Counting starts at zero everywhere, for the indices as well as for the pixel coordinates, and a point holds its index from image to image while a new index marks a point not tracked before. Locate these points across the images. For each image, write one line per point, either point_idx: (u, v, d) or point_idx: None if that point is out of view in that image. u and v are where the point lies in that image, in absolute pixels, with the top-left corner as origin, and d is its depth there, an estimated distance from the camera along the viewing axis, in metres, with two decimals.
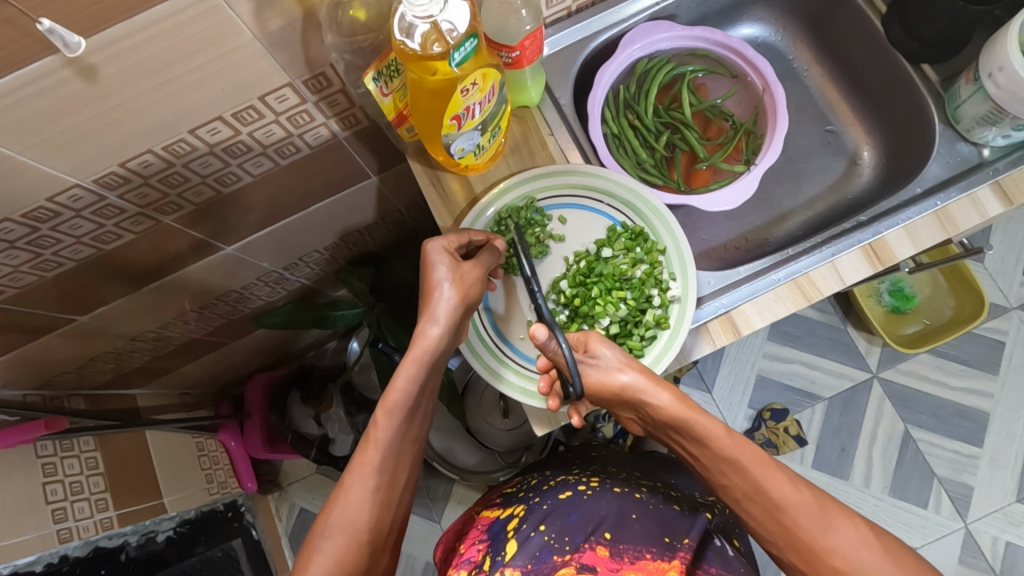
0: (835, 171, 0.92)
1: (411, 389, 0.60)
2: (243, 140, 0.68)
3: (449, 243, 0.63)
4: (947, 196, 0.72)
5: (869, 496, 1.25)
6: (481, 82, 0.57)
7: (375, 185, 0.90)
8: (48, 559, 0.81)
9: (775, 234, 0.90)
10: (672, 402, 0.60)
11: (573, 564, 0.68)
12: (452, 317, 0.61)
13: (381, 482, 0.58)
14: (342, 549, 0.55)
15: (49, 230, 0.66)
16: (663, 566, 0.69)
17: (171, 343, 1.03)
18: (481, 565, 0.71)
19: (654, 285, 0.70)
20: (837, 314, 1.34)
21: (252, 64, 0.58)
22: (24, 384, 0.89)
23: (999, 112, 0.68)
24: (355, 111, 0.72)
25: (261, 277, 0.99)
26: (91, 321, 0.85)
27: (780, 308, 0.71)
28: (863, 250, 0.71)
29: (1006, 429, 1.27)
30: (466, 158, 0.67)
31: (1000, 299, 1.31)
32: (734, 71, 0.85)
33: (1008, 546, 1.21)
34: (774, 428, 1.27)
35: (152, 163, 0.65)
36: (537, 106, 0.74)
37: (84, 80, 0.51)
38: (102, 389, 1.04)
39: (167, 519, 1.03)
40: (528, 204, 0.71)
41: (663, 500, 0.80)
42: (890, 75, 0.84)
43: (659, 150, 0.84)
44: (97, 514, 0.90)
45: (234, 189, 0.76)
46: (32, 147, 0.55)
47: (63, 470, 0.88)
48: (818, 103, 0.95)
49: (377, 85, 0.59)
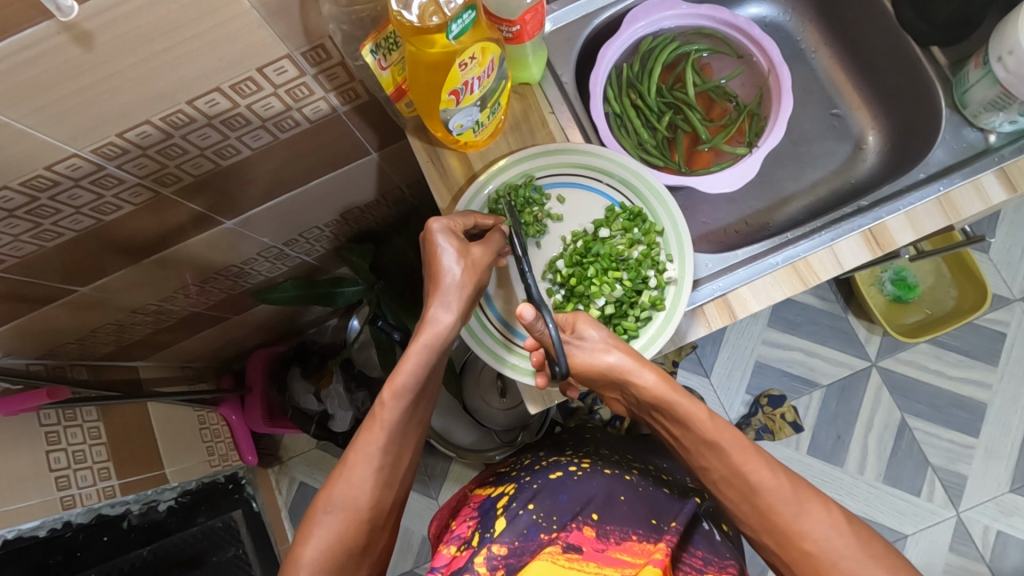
0: (839, 155, 0.91)
1: (419, 374, 0.59)
2: (242, 113, 0.68)
3: (454, 224, 0.63)
4: (950, 182, 0.71)
5: (863, 483, 1.26)
6: (480, 55, 0.56)
7: (375, 161, 0.90)
8: (51, 524, 0.83)
9: (775, 218, 0.89)
10: (658, 383, 0.59)
11: (559, 544, 0.69)
12: (462, 303, 0.62)
13: (384, 463, 0.59)
14: (343, 526, 0.56)
15: (48, 200, 0.66)
16: (648, 547, 0.70)
17: (172, 316, 1.04)
18: (470, 540, 0.71)
19: (651, 266, 0.70)
20: (838, 301, 1.33)
21: (250, 35, 0.57)
22: (28, 352, 0.89)
23: (1008, 96, 0.67)
24: (355, 85, 0.72)
25: (261, 251, 0.99)
26: (93, 292, 0.85)
27: (777, 292, 0.70)
28: (863, 234, 0.71)
29: (1003, 421, 1.27)
30: (465, 134, 0.66)
31: (1002, 290, 1.31)
32: (740, 50, 0.84)
33: (999, 535, 1.22)
34: (771, 414, 1.28)
35: (150, 134, 0.64)
36: (538, 83, 0.74)
37: (80, 46, 0.51)
38: (105, 359, 1.04)
39: (169, 490, 1.05)
40: (526, 182, 0.70)
41: (653, 483, 0.80)
42: (900, 58, 0.82)
43: (660, 131, 0.83)
44: (100, 483, 0.92)
45: (234, 161, 0.75)
46: (29, 115, 0.55)
47: (66, 439, 0.89)
48: (825, 86, 0.93)
49: (375, 58, 0.59)
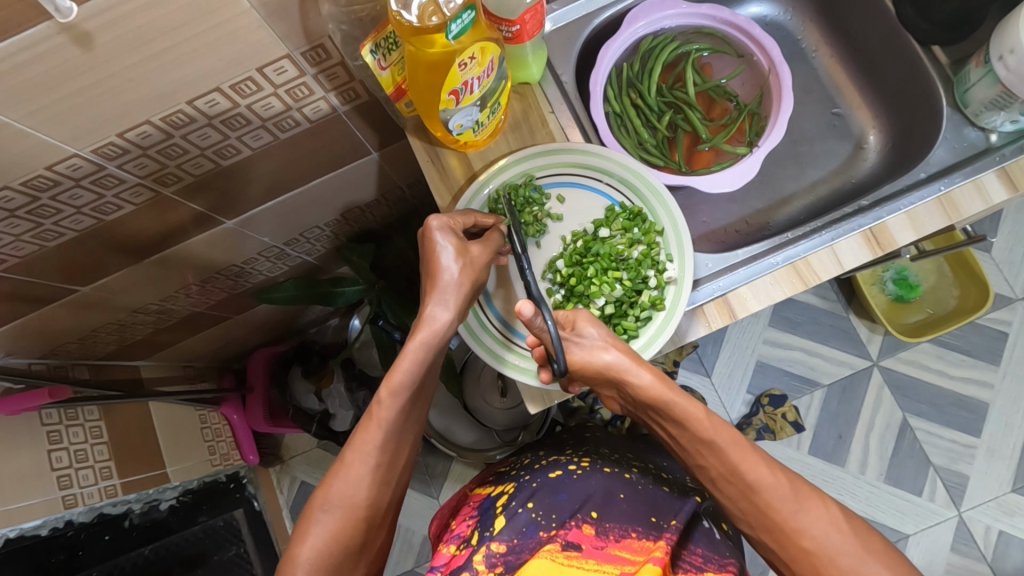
0: (840, 155, 0.91)
1: (415, 371, 0.59)
2: (242, 113, 0.68)
3: (453, 222, 0.63)
4: (951, 182, 0.71)
5: (865, 483, 1.26)
6: (480, 55, 0.56)
7: (376, 161, 0.90)
8: (53, 523, 0.83)
9: (776, 218, 0.89)
10: (654, 383, 0.60)
11: (558, 541, 0.69)
12: (460, 301, 0.62)
13: (381, 461, 0.59)
14: (340, 524, 0.56)
15: (48, 200, 0.66)
16: (648, 545, 0.70)
17: (173, 316, 1.04)
18: (470, 539, 0.71)
19: (651, 266, 0.70)
20: (839, 301, 1.33)
21: (249, 35, 0.57)
22: (30, 352, 0.89)
23: (1009, 95, 0.67)
24: (355, 85, 0.72)
25: (262, 251, 0.99)
26: (93, 292, 0.85)
27: (777, 291, 0.70)
28: (863, 234, 0.71)
29: (1005, 421, 1.26)
30: (464, 134, 0.66)
31: (1004, 289, 1.30)
32: (740, 50, 0.84)
33: (1000, 535, 1.21)
34: (772, 413, 1.28)
35: (150, 134, 0.65)
36: (538, 82, 0.74)
37: (80, 46, 0.51)
38: (107, 359, 1.05)
39: (171, 489, 1.05)
40: (526, 182, 0.70)
41: (653, 482, 0.81)
42: (901, 57, 0.82)
43: (660, 130, 0.83)
44: (101, 482, 0.92)
45: (234, 161, 0.75)
46: (29, 115, 0.55)
47: (68, 438, 0.89)
48: (826, 85, 0.93)
49: (374, 58, 0.59)
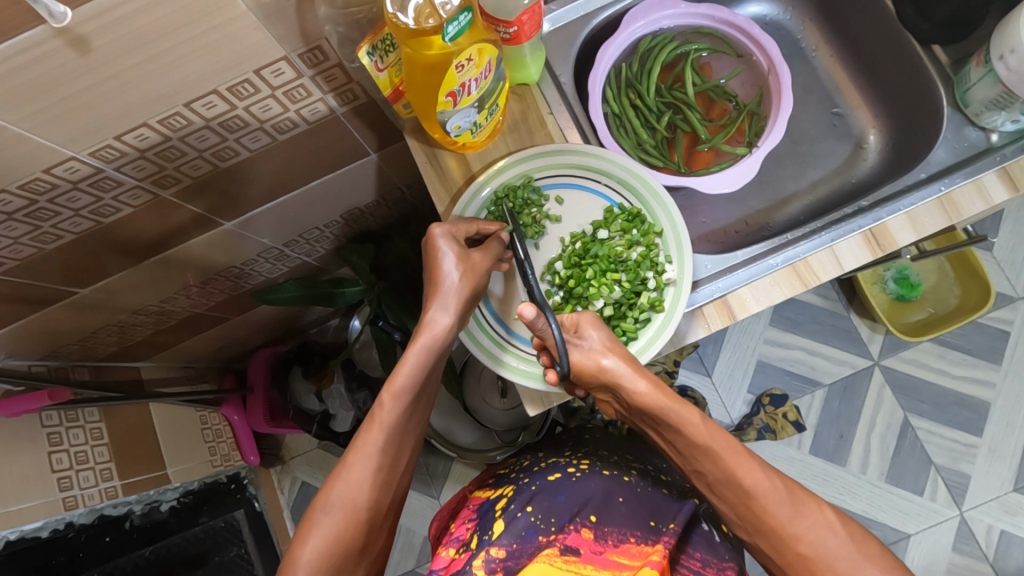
0: (840, 155, 0.91)
1: (417, 375, 0.59)
2: (240, 115, 0.67)
3: (454, 230, 0.63)
4: (951, 182, 0.70)
5: (866, 482, 1.25)
6: (477, 57, 0.56)
7: (374, 162, 0.90)
8: (54, 525, 0.83)
9: (776, 218, 0.89)
10: (649, 390, 0.59)
11: (557, 546, 0.69)
12: (461, 305, 0.62)
13: (382, 464, 0.59)
14: (341, 526, 0.56)
15: (47, 203, 0.66)
16: (646, 549, 0.70)
17: (173, 317, 1.04)
18: (468, 543, 0.71)
19: (649, 267, 0.69)
20: (840, 300, 1.33)
21: (246, 37, 0.57)
22: (30, 354, 0.89)
23: (1010, 95, 0.67)
24: (353, 86, 0.72)
25: (261, 253, 0.99)
26: (93, 294, 0.85)
27: (776, 292, 0.70)
28: (862, 235, 0.70)
29: (1007, 420, 1.26)
30: (463, 136, 0.66)
31: (1006, 288, 1.30)
32: (739, 50, 0.84)
33: (1002, 534, 1.21)
34: (773, 413, 1.27)
35: (148, 136, 0.64)
36: (536, 83, 0.73)
37: (76, 50, 0.51)
38: (107, 360, 1.05)
39: (172, 489, 1.05)
40: (524, 183, 0.70)
41: (652, 484, 0.80)
42: (901, 56, 0.81)
43: (659, 131, 0.83)
44: (102, 483, 0.92)
45: (232, 163, 0.75)
46: (26, 118, 0.55)
47: (69, 440, 0.89)
48: (825, 85, 0.93)
49: (371, 60, 0.59)
